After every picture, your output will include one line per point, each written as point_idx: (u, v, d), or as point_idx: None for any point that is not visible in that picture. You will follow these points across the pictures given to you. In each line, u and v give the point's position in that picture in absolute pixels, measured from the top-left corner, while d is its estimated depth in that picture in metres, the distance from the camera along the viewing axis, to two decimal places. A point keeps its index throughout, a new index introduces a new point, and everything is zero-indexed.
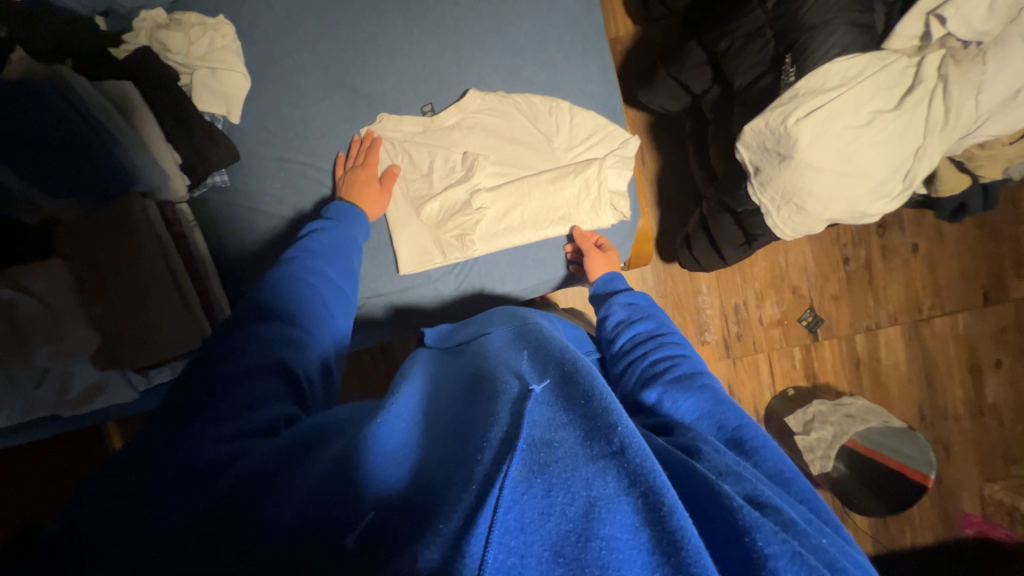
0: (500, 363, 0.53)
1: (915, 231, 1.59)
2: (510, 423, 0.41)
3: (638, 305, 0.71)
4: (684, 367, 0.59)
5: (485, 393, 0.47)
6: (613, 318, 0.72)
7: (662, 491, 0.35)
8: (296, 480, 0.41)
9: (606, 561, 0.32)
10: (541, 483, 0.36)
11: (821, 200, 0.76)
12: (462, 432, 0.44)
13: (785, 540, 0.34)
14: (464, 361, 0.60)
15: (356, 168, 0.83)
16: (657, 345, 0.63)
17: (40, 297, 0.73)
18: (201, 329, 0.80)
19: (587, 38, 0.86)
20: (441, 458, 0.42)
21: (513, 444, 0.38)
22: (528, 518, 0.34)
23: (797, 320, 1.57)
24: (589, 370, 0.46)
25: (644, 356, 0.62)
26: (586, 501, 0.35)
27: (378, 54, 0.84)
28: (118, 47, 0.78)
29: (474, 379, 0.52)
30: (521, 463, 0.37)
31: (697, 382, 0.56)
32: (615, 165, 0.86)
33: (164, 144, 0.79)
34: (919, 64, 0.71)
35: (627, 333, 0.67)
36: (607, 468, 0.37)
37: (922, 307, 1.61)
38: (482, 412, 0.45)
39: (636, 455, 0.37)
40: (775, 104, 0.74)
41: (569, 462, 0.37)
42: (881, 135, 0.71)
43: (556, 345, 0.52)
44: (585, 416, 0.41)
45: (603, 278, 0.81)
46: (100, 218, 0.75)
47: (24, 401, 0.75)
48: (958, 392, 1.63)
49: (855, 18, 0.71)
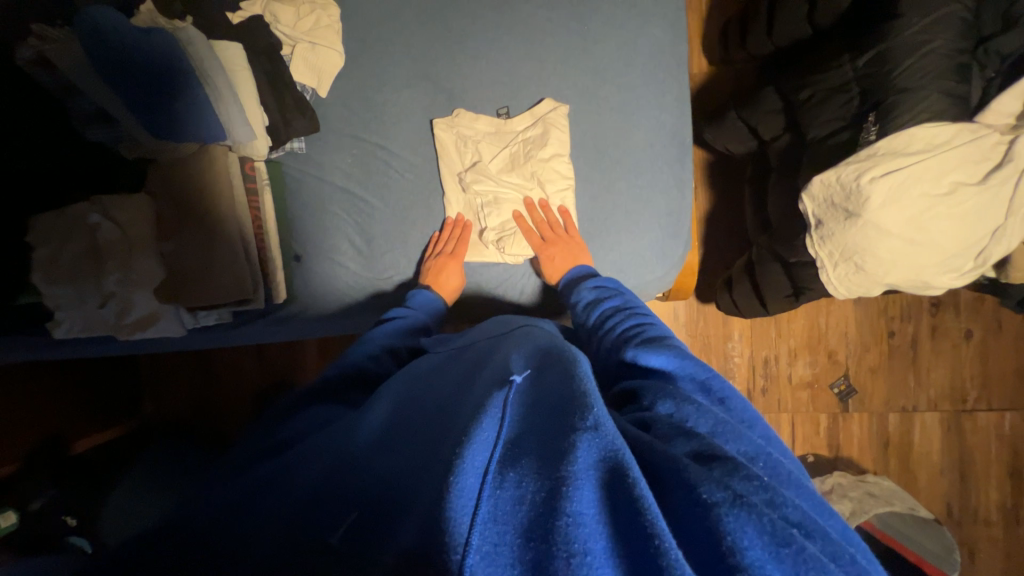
0: (490, 361, 0.57)
1: (971, 316, 1.51)
2: (488, 415, 0.44)
3: (604, 286, 0.75)
4: (653, 331, 0.61)
5: (471, 390, 0.52)
6: (583, 302, 0.75)
7: (627, 463, 0.37)
8: (299, 478, 0.46)
9: (573, 537, 0.33)
10: (515, 473, 0.39)
11: (881, 263, 0.75)
12: (445, 429, 0.48)
13: (726, 488, 0.35)
14: (460, 359, 0.64)
15: (439, 251, 0.89)
16: (626, 315, 0.66)
17: (122, 225, 0.80)
18: (255, 283, 0.84)
19: (672, 66, 0.86)
20: (424, 453, 0.47)
21: (491, 438, 0.42)
22: (503, 510, 0.36)
23: (828, 386, 1.52)
24: (574, 365, 0.50)
25: (615, 327, 0.66)
26: (554, 481, 0.37)
27: (465, 53, 0.87)
28: (235, 14, 0.84)
29: (465, 377, 0.57)
30: (497, 455, 0.40)
31: (665, 342, 0.58)
32: (671, 193, 0.87)
33: (257, 105, 0.83)
34: (1012, 142, 0.68)
35: (598, 313, 0.71)
36: (578, 443, 0.39)
37: (966, 399, 1.53)
38: (465, 409, 0.48)
39: (607, 434, 0.40)
40: (850, 160, 0.73)
41: (543, 450, 0.40)
42: (959, 208, 0.70)
43: (547, 347, 0.56)
44: (564, 402, 0.44)
45: (575, 271, 0.81)
46: (189, 166, 0.80)
47: (87, 317, 0.81)
48: (993, 494, 1.53)
49: (950, 87, 0.69)
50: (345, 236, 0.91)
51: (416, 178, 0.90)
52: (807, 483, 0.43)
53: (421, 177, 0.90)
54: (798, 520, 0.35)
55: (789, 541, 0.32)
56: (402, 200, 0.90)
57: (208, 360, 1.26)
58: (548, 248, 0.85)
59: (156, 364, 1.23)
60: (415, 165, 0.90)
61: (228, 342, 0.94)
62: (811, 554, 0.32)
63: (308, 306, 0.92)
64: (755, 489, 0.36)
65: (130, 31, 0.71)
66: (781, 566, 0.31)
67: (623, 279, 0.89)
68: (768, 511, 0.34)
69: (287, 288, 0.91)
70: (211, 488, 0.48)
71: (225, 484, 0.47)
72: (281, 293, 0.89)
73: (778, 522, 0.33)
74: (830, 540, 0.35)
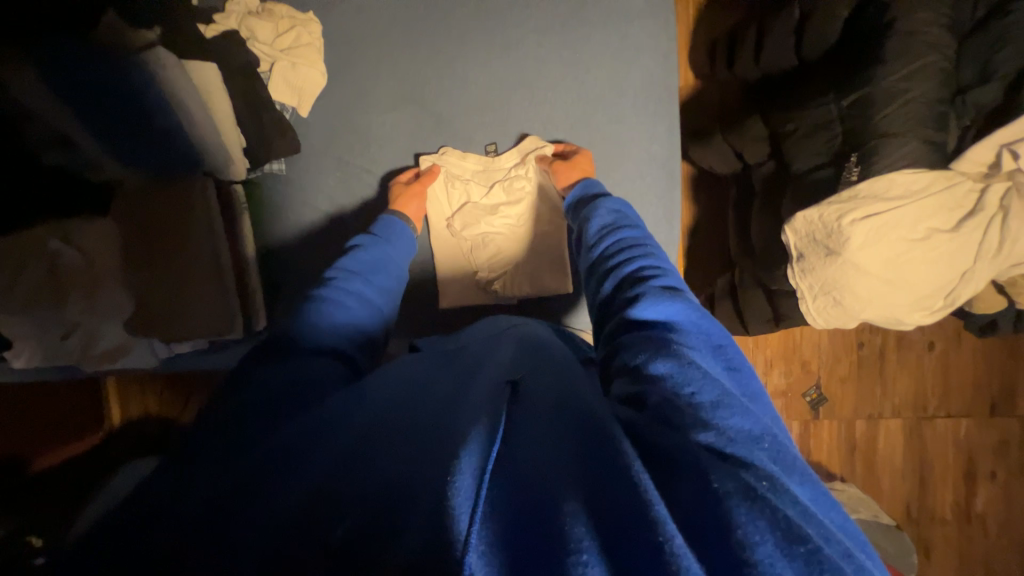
0: (484, 355, 0.53)
1: (934, 329, 1.59)
2: (496, 413, 0.40)
3: (624, 212, 0.69)
4: (668, 278, 0.56)
5: (467, 386, 0.47)
6: (597, 224, 0.69)
7: (632, 455, 0.35)
8: (252, 455, 0.40)
9: (578, 536, 0.31)
10: (515, 469, 0.36)
11: (859, 299, 0.77)
12: (444, 417, 0.42)
13: (740, 480, 0.34)
14: (437, 355, 0.58)
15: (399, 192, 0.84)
16: (648, 255, 0.60)
17: (83, 252, 0.76)
18: (233, 314, 0.80)
19: (664, 98, 0.85)
20: (419, 438, 0.40)
21: (493, 436, 0.38)
22: (506, 508, 0.34)
23: (800, 394, 1.59)
24: (571, 369, 0.48)
25: (628, 261, 0.60)
26: (558, 483, 0.35)
27: (453, 75, 0.84)
28: (207, 26, 0.78)
29: (453, 372, 0.51)
30: (497, 452, 0.37)
31: (679, 292, 0.53)
32: (660, 223, 0.88)
33: (234, 126, 0.78)
34: (984, 191, 0.71)
35: (617, 246, 0.63)
36: (583, 448, 0.37)
37: (927, 406, 1.61)
38: (465, 405, 0.43)
39: (614, 429, 0.38)
40: (832, 200, 0.75)
41: (547, 449, 0.37)
42: (934, 251, 0.72)
43: (548, 348, 0.53)
44: (569, 398, 0.42)
45: (588, 187, 0.75)
46: (161, 194, 0.77)
47: (47, 349, 0.77)
48: (947, 496, 1.63)
49: (928, 135, 0.71)
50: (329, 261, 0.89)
51: None
52: (808, 469, 0.40)
53: None
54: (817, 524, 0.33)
55: (804, 540, 0.30)
56: None
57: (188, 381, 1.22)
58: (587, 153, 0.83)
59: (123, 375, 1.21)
60: None
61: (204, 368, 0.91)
62: (827, 555, 0.30)
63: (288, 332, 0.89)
64: (764, 483, 0.35)
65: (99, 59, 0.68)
66: (792, 564, 0.29)
67: None
68: (780, 508, 0.32)
69: (268, 314, 0.88)
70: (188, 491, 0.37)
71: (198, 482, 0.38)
72: (262, 321, 0.87)
73: (791, 520, 0.31)
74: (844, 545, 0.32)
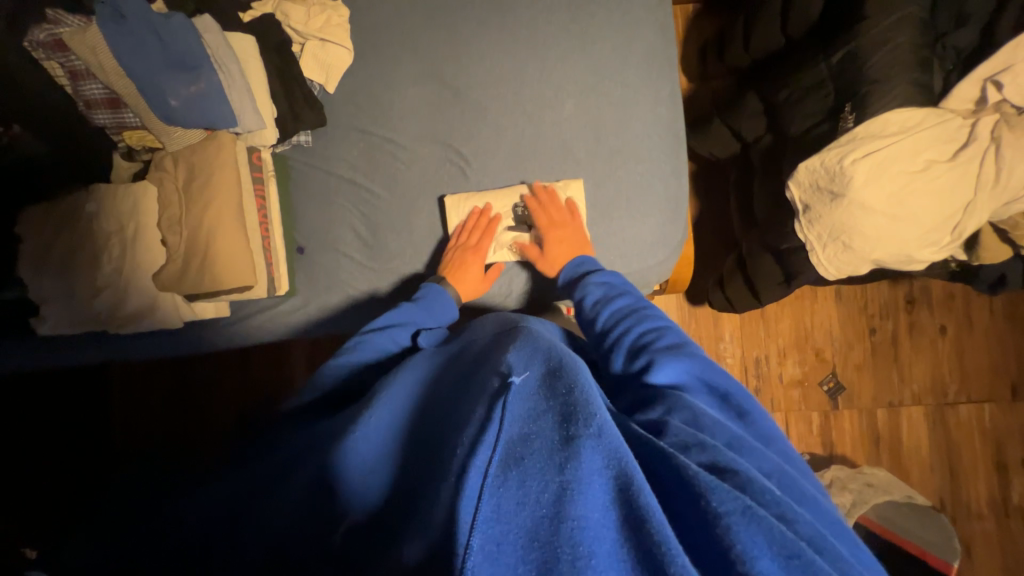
0: (486, 357, 0.57)
1: (943, 313, 1.59)
2: (491, 417, 0.45)
3: (612, 283, 0.76)
4: (666, 334, 0.63)
5: (469, 394, 0.52)
6: (590, 298, 0.75)
7: (633, 473, 0.40)
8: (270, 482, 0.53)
9: (577, 540, 0.37)
10: (519, 472, 0.41)
11: (868, 240, 0.80)
12: (449, 435, 0.49)
13: (738, 498, 0.38)
14: (459, 365, 0.62)
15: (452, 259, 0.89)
16: (643, 322, 0.66)
17: (119, 214, 0.80)
18: (256, 271, 0.82)
19: (663, 65, 0.91)
20: (425, 461, 0.50)
21: (492, 441, 0.43)
22: (506, 509, 0.39)
23: (817, 384, 1.57)
24: (575, 365, 0.51)
25: (626, 332, 0.66)
26: (559, 484, 0.40)
27: (470, 53, 0.91)
28: (245, 13, 0.85)
29: (459, 380, 0.58)
30: (498, 457, 0.42)
31: (681, 347, 0.61)
32: (668, 181, 0.92)
33: (267, 96, 0.83)
34: (974, 125, 0.75)
35: (611, 312, 0.71)
36: (582, 450, 0.42)
37: (947, 393, 1.59)
38: (470, 412, 0.49)
39: (609, 442, 0.42)
40: (831, 146, 0.79)
41: (543, 452, 0.42)
42: (935, 183, 0.76)
43: (543, 342, 0.56)
44: (563, 403, 0.46)
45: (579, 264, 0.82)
46: (195, 153, 0.79)
47: (76, 310, 0.80)
48: (982, 488, 1.56)
49: (915, 79, 0.77)
50: (350, 229, 0.92)
51: (421, 170, 0.92)
52: (814, 494, 0.47)
53: (429, 168, 0.92)
54: (809, 535, 0.39)
55: (800, 554, 0.35)
56: (407, 191, 0.92)
57: (208, 379, 1.27)
58: (555, 230, 0.87)
59: (128, 366, 1.25)
60: (421, 157, 0.92)
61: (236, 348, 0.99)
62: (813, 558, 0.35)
63: (312, 298, 0.93)
64: (763, 502, 0.40)
65: (151, 15, 0.71)
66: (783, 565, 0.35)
67: (624, 260, 0.93)
68: (778, 524, 0.37)
69: (288, 280, 0.91)
70: (204, 510, 0.51)
71: (233, 496, 0.53)
72: (285, 285, 0.90)
73: (789, 535, 0.36)
74: (817, 537, 0.39)
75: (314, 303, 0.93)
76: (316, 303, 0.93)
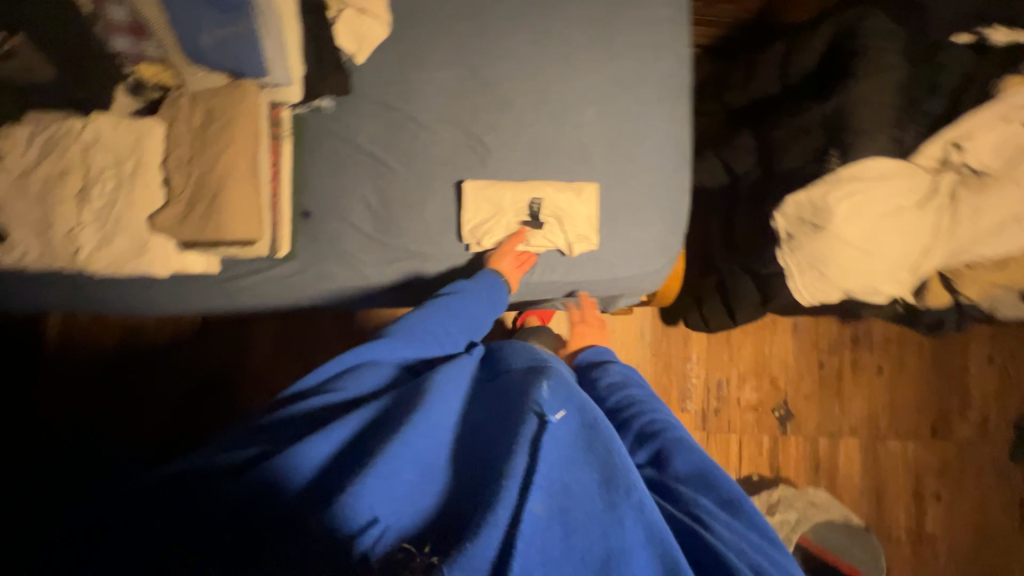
0: (519, 393, 0.56)
1: (881, 354, 1.76)
2: (533, 457, 0.47)
3: (628, 375, 0.77)
4: (676, 429, 0.65)
5: (507, 428, 0.52)
6: (605, 380, 0.76)
7: (674, 550, 0.45)
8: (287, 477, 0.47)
9: None
10: (562, 523, 0.44)
11: (840, 270, 0.89)
12: (487, 468, 0.49)
13: None
14: (490, 396, 0.60)
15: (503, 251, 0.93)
16: (654, 416, 0.67)
17: (117, 149, 0.76)
18: (264, 226, 0.80)
19: (678, 90, 0.99)
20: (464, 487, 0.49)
21: (530, 480, 0.45)
22: (547, 553, 0.42)
23: (770, 409, 1.69)
24: (606, 427, 0.54)
25: (638, 417, 0.68)
26: (604, 548, 0.43)
27: (502, 48, 0.94)
28: None
29: (495, 409, 0.57)
30: (541, 505, 0.44)
31: (686, 445, 0.62)
32: (671, 196, 0.98)
33: (298, 54, 0.81)
34: (937, 181, 0.87)
35: (621, 396, 0.72)
36: (623, 517, 0.45)
37: (879, 428, 1.74)
38: (505, 447, 0.49)
39: (649, 513, 0.46)
40: (816, 183, 0.89)
41: (589, 512, 0.45)
42: (901, 225, 0.86)
43: (574, 392, 0.57)
44: (602, 464, 0.49)
45: (591, 354, 0.85)
46: (217, 97, 0.77)
47: (53, 245, 0.75)
48: (901, 517, 1.72)
49: (891, 133, 0.88)
50: (359, 199, 0.91)
51: (442, 151, 0.93)
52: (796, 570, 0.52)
53: (447, 151, 0.93)
54: None
55: None
56: (424, 169, 0.93)
57: (164, 347, 1.18)
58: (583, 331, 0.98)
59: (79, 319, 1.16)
60: (442, 139, 0.93)
61: (212, 309, 0.94)
62: None
63: (311, 265, 0.90)
64: None
65: None
66: None
67: (625, 265, 0.98)
68: None
69: (289, 243, 0.88)
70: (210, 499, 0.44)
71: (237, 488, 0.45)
72: (285, 248, 0.87)
73: None
74: None
75: (312, 271, 0.90)
76: (314, 271, 0.90)
